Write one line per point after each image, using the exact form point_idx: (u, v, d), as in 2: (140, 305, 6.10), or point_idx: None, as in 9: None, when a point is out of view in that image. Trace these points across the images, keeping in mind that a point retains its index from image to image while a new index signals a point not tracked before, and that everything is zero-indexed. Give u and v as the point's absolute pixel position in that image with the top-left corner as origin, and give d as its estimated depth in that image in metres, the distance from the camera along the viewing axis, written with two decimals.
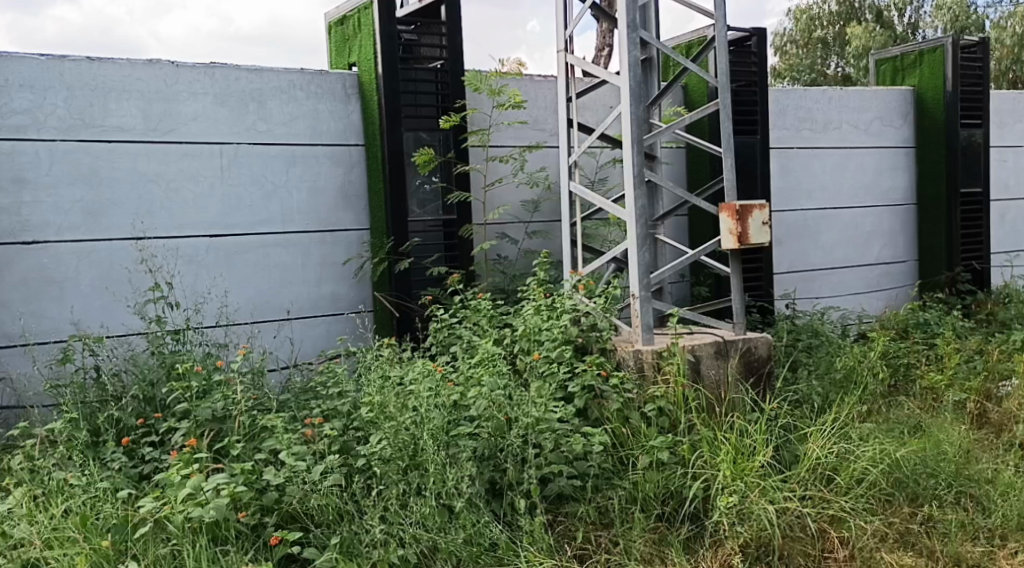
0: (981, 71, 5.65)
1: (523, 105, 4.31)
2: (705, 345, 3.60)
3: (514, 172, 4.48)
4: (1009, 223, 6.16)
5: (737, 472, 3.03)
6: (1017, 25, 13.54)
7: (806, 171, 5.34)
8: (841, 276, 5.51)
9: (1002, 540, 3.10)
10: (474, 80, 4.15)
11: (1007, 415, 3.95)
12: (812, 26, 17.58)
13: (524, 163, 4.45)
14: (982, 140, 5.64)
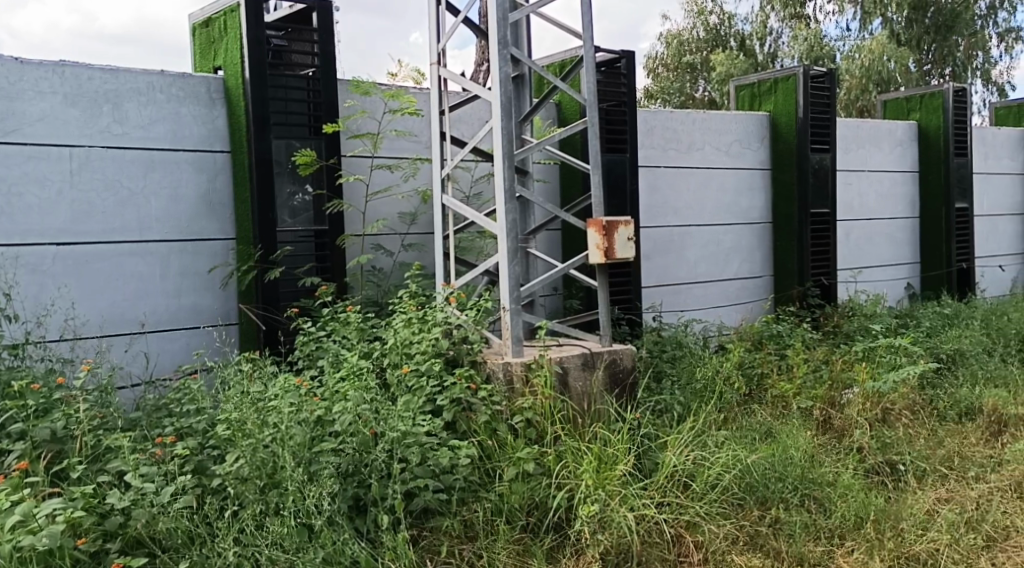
0: (829, 99, 6.05)
1: (416, 111, 4.31)
2: (573, 357, 3.65)
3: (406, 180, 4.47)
4: (853, 241, 6.62)
5: (599, 480, 3.11)
6: (864, 57, 14.60)
7: (672, 189, 5.54)
8: (703, 289, 5.75)
9: (842, 539, 3.30)
10: (363, 85, 4.17)
11: (848, 420, 4.22)
12: (681, 51, 18.39)
13: (416, 171, 4.46)
14: (831, 163, 6.02)
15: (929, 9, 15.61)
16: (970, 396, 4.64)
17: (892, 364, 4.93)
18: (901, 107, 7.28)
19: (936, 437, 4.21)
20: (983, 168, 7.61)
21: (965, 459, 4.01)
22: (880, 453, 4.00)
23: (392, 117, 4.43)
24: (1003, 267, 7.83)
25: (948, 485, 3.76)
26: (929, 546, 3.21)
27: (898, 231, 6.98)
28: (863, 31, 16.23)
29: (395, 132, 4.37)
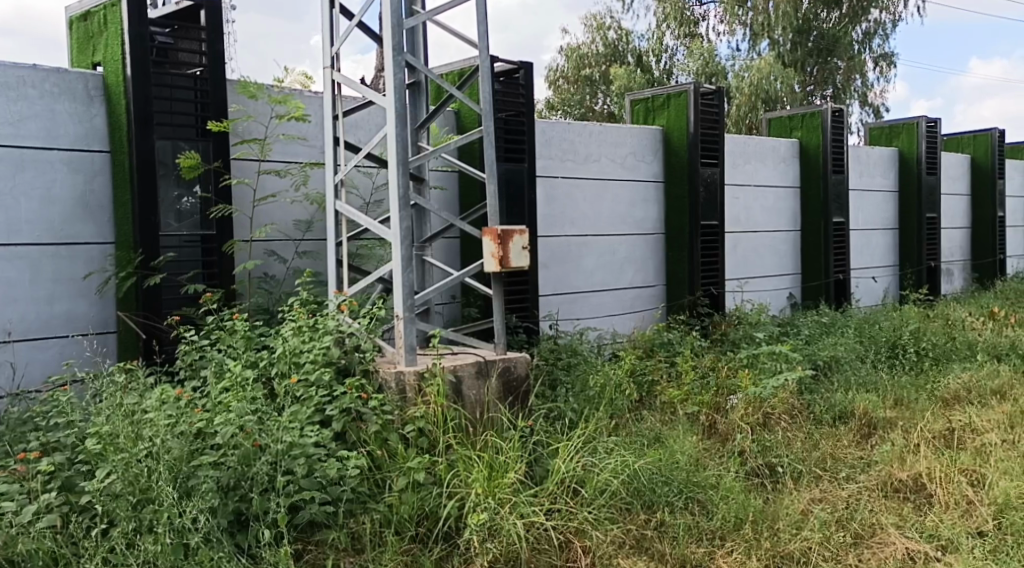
0: (719, 116, 6.26)
1: (305, 117, 4.24)
2: (467, 365, 3.62)
3: (295, 186, 4.39)
4: (740, 253, 6.87)
5: (489, 489, 3.14)
6: (753, 76, 15.23)
7: (568, 199, 5.63)
8: (599, 298, 5.85)
9: (723, 540, 3.40)
10: (250, 87, 4.07)
11: (732, 425, 4.38)
12: (580, 64, 18.73)
13: (306, 177, 4.39)
14: (719, 177, 6.22)
15: (812, 33, 16.56)
16: (843, 401, 4.89)
17: (773, 371, 5.14)
18: (784, 126, 7.61)
19: (812, 440, 4.41)
20: (858, 185, 8.04)
21: (837, 460, 4.22)
22: (760, 456, 4.17)
23: (282, 122, 4.33)
24: (876, 279, 8.28)
25: (821, 485, 3.95)
26: (802, 545, 3.36)
27: (781, 243, 7.29)
28: (752, 52, 16.95)
29: (285, 136, 4.28)
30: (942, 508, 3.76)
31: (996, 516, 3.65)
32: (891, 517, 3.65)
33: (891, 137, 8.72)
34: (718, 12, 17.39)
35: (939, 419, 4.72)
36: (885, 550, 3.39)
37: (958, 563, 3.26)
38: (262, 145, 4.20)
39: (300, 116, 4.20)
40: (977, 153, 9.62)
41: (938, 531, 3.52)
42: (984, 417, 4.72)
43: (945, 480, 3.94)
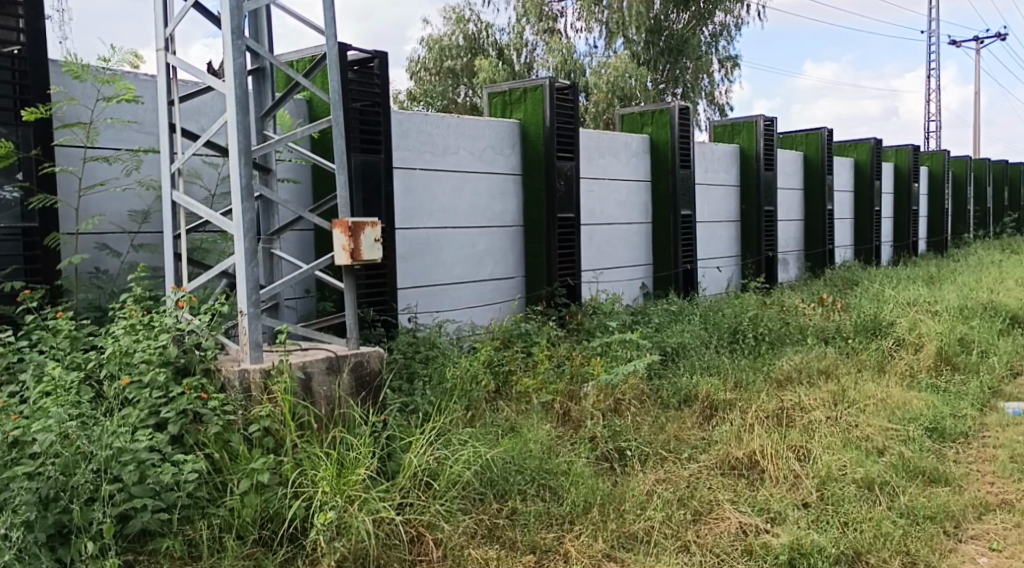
0: (574, 111, 6.36)
1: (136, 100, 3.99)
2: (316, 362, 3.49)
3: (127, 173, 4.14)
4: (594, 244, 7.04)
5: (337, 487, 3.06)
6: (610, 73, 15.69)
7: (426, 192, 5.59)
8: (458, 291, 5.85)
9: (572, 524, 3.49)
10: (75, 67, 3.80)
11: (584, 412, 4.48)
12: (442, 56, 18.68)
13: (138, 163, 4.14)
14: (574, 170, 6.34)
15: (662, 33, 17.31)
16: (687, 384, 5.10)
17: (622, 358, 5.30)
18: (636, 121, 7.83)
19: (658, 423, 4.58)
20: (702, 179, 8.41)
21: (681, 442, 4.41)
22: (610, 440, 4.28)
23: (109, 104, 4.05)
24: (720, 268, 8.71)
25: (665, 466, 4.12)
26: (645, 524, 3.49)
27: (633, 235, 7.53)
28: (608, 50, 17.46)
29: (114, 120, 4.01)
30: (772, 483, 4.01)
31: (819, 488, 3.93)
32: (727, 494, 3.85)
33: (734, 135, 9.14)
34: (575, 9, 17.79)
35: (772, 399, 5.02)
36: (720, 526, 3.58)
37: (785, 534, 3.48)
38: (89, 130, 3.91)
39: (131, 99, 3.95)
40: (809, 151, 10.27)
41: (768, 504, 3.75)
42: (811, 396, 5.07)
43: (775, 456, 4.20)
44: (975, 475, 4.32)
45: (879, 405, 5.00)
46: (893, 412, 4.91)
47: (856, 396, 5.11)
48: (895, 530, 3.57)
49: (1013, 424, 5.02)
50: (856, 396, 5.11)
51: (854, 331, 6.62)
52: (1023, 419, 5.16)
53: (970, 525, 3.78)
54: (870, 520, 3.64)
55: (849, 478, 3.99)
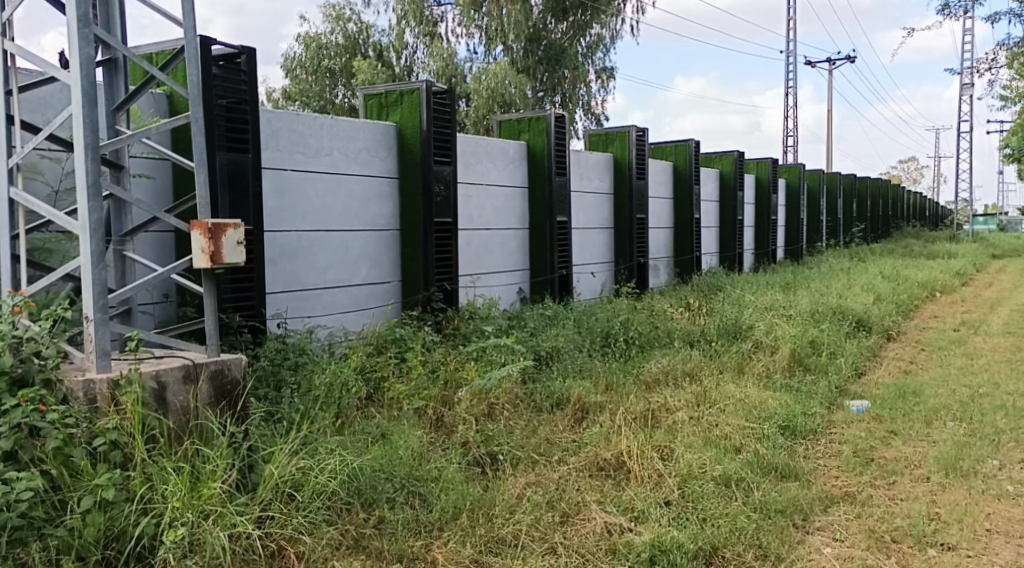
0: (450, 115, 6.31)
1: None
2: (172, 370, 3.27)
3: None
4: (472, 250, 7.04)
5: (190, 502, 2.99)
6: (490, 79, 15.82)
7: (298, 194, 5.43)
8: (332, 295, 5.71)
9: (440, 531, 3.46)
10: None
11: (457, 417, 4.45)
12: (320, 55, 18.30)
13: None
14: (451, 174, 6.30)
15: (541, 42, 17.47)
16: (560, 388, 5.16)
17: (496, 363, 5.30)
18: (513, 128, 7.87)
19: (531, 426, 4.62)
20: (577, 187, 8.56)
21: (551, 444, 4.46)
22: (482, 445, 4.27)
23: None
24: (594, 274, 8.88)
25: (535, 470, 4.16)
26: (514, 528, 3.51)
27: (510, 240, 7.57)
28: (487, 56, 17.58)
29: None
30: (637, 482, 4.11)
31: (680, 486, 4.06)
32: (594, 494, 3.93)
33: (608, 144, 9.35)
34: (455, 14, 17.80)
35: (640, 401, 5.16)
36: (585, 526, 3.65)
37: (647, 532, 3.58)
38: None
39: None
40: (678, 161, 10.63)
41: (632, 503, 3.84)
42: (675, 397, 5.24)
43: (640, 456, 4.31)
44: (823, 470, 4.57)
45: (738, 405, 5.21)
46: (750, 411, 5.13)
47: (718, 397, 5.31)
48: (749, 524, 3.73)
49: (856, 421, 5.36)
50: (717, 398, 5.31)
51: (717, 335, 6.89)
52: (866, 416, 5.51)
53: (817, 518, 3.99)
54: (726, 516, 3.78)
55: (709, 476, 4.14)
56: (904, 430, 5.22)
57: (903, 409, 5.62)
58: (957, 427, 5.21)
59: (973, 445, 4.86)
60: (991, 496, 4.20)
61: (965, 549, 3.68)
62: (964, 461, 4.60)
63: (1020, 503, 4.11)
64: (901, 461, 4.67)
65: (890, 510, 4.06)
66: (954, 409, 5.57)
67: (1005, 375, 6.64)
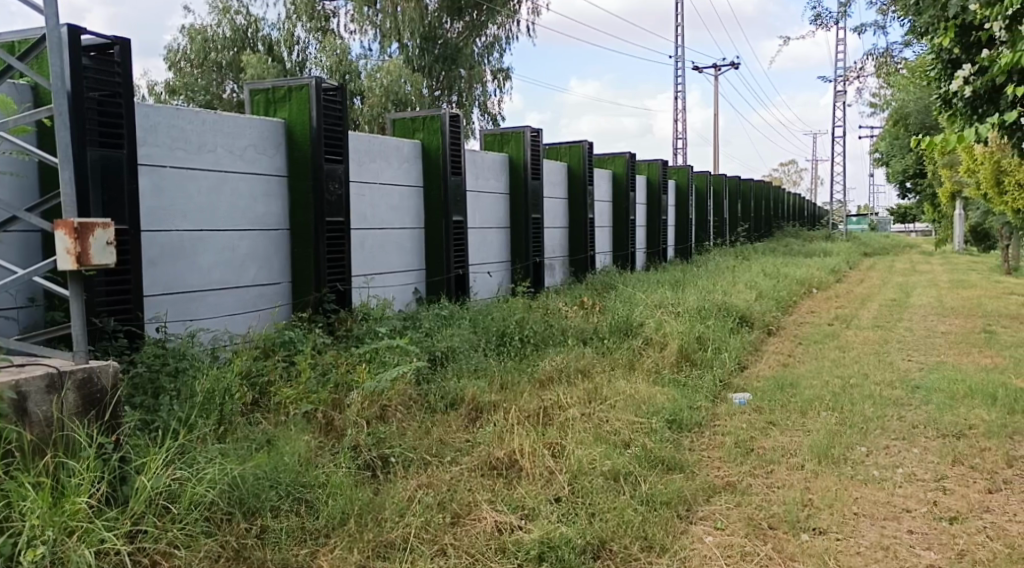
0: (342, 112, 6.17)
1: None
2: (34, 379, 3.06)
3: None
4: (365, 250, 6.93)
5: (55, 519, 2.90)
6: (384, 77, 15.68)
7: (180, 191, 5.21)
8: (217, 297, 5.51)
9: (327, 538, 3.41)
10: None
11: (348, 420, 4.36)
12: (206, 48, 17.65)
13: None
14: (343, 173, 6.16)
15: (436, 41, 17.40)
16: (454, 388, 5.12)
17: (389, 364, 5.22)
18: (407, 127, 7.78)
19: (423, 428, 4.57)
20: (473, 187, 8.55)
21: (444, 445, 4.43)
22: (373, 448, 4.21)
23: None
24: (490, 273, 8.88)
25: (428, 471, 4.13)
26: (403, 531, 3.47)
27: (405, 240, 7.49)
28: (381, 53, 17.39)
29: None
30: (529, 480, 4.13)
31: (571, 482, 4.10)
32: (485, 494, 3.93)
33: (503, 144, 9.37)
34: (348, 10, 17.55)
35: (534, 398, 5.20)
36: (476, 526, 3.65)
37: (537, 529, 3.61)
38: None
39: None
40: (572, 162, 10.77)
41: (523, 501, 3.86)
42: (568, 395, 5.30)
43: (532, 454, 4.33)
44: (707, 461, 4.72)
45: (628, 400, 5.32)
46: (639, 406, 5.25)
47: (609, 393, 5.41)
48: (636, 517, 3.82)
49: (738, 413, 5.57)
50: (608, 394, 5.41)
51: (609, 332, 7.01)
52: (748, 409, 5.73)
53: (700, 507, 4.11)
54: (614, 510, 3.86)
55: (598, 471, 4.19)
56: (782, 420, 5.45)
57: (781, 400, 5.86)
58: (829, 417, 5.48)
59: (844, 434, 5.12)
60: (859, 481, 4.43)
61: (834, 533, 3.86)
62: (836, 448, 4.84)
63: (884, 486, 4.35)
64: (779, 450, 4.87)
65: (768, 497, 4.23)
66: (828, 400, 5.86)
67: (873, 366, 7.03)
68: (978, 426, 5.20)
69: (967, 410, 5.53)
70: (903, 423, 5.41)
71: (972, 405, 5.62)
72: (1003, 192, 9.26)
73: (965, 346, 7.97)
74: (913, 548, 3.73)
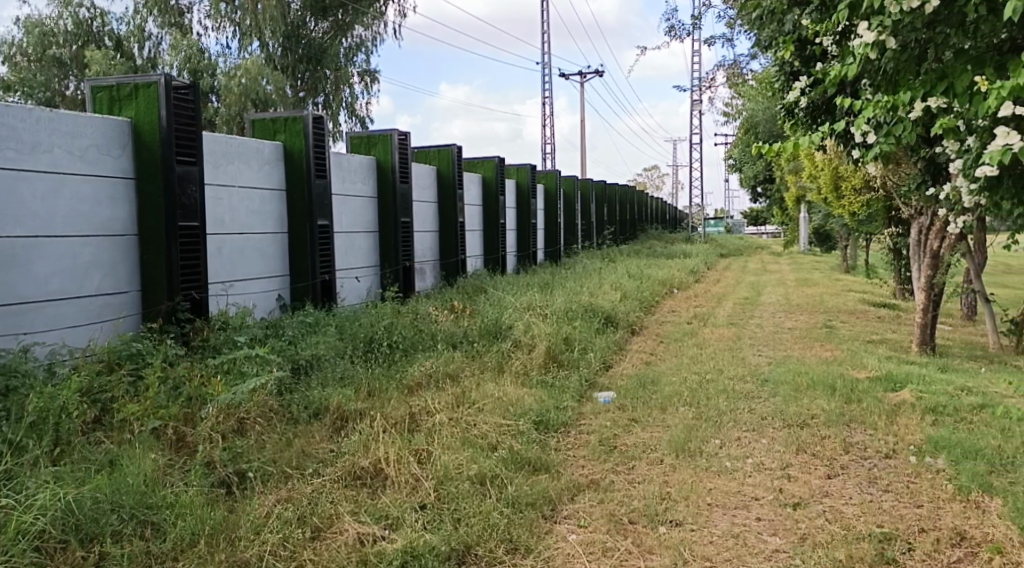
0: (194, 111, 5.89)
1: None
2: None
3: None
4: (223, 255, 6.66)
5: None
6: (243, 76, 15.21)
7: (12, 195, 4.85)
8: (56, 308, 5.14)
9: (175, 561, 3.26)
10: None
11: (200, 436, 4.16)
12: (45, 42, 16.49)
13: None
14: (196, 175, 5.87)
15: (300, 40, 17.10)
16: (318, 397, 4.97)
17: (248, 375, 4.99)
18: (267, 128, 7.51)
19: (284, 440, 4.42)
20: (338, 190, 8.36)
21: (307, 456, 4.30)
22: (230, 464, 4.04)
23: None
24: (358, 278, 8.71)
25: (288, 485, 4.00)
26: (258, 550, 3.36)
27: (266, 245, 7.23)
28: (240, 51, 16.79)
29: None
30: (394, 489, 4.07)
31: (436, 488, 4.07)
32: (347, 505, 3.84)
33: (369, 146, 9.21)
34: (204, 6, 16.88)
35: (401, 405, 5.13)
36: (337, 539, 3.57)
37: (400, 539, 3.57)
38: None
39: None
40: (441, 165, 10.74)
41: (387, 511, 3.80)
42: (436, 400, 5.26)
43: (398, 461, 4.27)
44: (573, 460, 4.81)
45: (496, 403, 5.34)
46: (507, 408, 5.28)
47: (477, 397, 5.41)
48: (501, 520, 3.83)
49: (603, 412, 5.70)
50: (476, 398, 5.40)
51: (478, 335, 7.03)
52: (611, 407, 5.87)
53: (564, 506, 4.17)
54: (479, 514, 3.85)
55: (464, 476, 4.17)
56: (644, 417, 5.62)
57: (644, 398, 6.04)
58: (687, 412, 5.69)
59: (700, 428, 5.33)
60: (712, 472, 4.62)
61: (689, 524, 4.01)
62: (692, 442, 5.03)
63: (736, 477, 4.55)
64: (640, 447, 5.02)
65: (629, 493, 4.35)
66: (686, 395, 6.08)
67: (727, 361, 7.36)
68: (819, 415, 5.54)
69: (810, 400, 5.88)
70: (754, 415, 5.68)
71: (814, 396, 5.99)
72: (840, 196, 9.91)
73: (809, 340, 8.49)
74: (761, 534, 3.91)
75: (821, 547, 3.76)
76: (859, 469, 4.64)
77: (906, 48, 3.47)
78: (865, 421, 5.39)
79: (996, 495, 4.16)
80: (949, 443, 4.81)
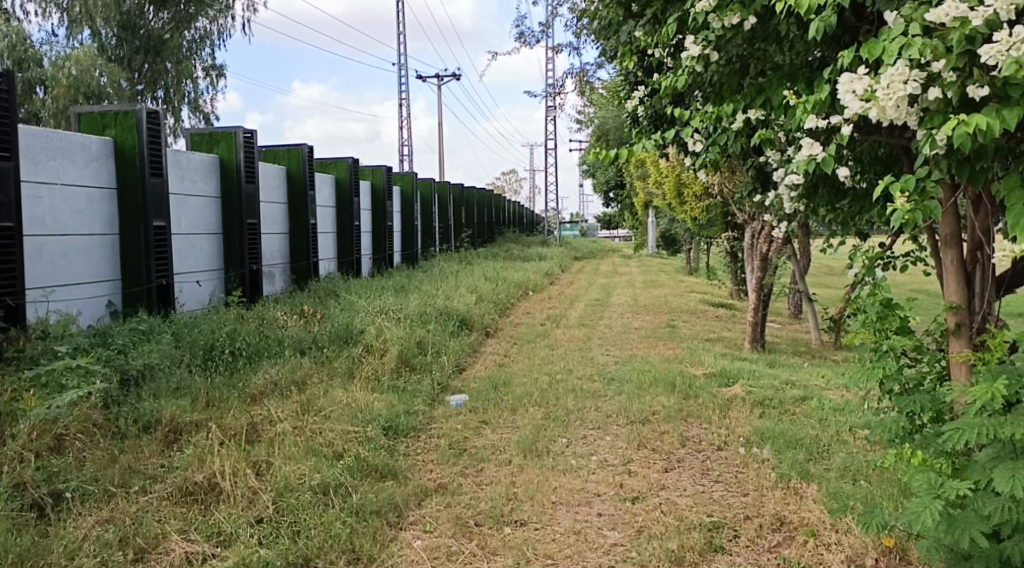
0: (9, 102, 5.42)
1: None
2: None
3: None
4: (43, 259, 6.19)
5: None
6: (72, 66, 14.23)
7: None
8: None
9: None
10: None
11: (9, 455, 3.84)
12: None
13: None
14: (12, 172, 5.41)
15: (137, 31, 16.14)
16: (149, 409, 4.67)
17: (69, 387, 4.62)
18: (95, 122, 7.03)
19: (109, 455, 4.14)
20: (177, 189, 7.94)
21: (134, 472, 4.05)
22: (43, 484, 3.75)
23: None
24: (199, 282, 8.29)
25: (111, 504, 3.76)
26: None
27: (94, 247, 6.77)
28: (70, 40, 15.65)
29: None
30: (229, 503, 3.89)
31: (275, 500, 3.91)
32: (176, 522, 3.65)
33: (212, 145, 8.83)
34: None
35: (242, 415, 4.92)
36: (162, 561, 3.41)
37: (232, 556, 3.44)
38: None
39: None
40: (291, 166, 10.43)
41: (219, 527, 3.65)
42: (280, 408, 5.09)
43: (234, 474, 4.07)
44: (421, 464, 4.77)
45: (343, 409, 5.22)
46: (355, 415, 5.16)
47: (324, 404, 5.27)
48: (343, 530, 3.73)
49: (454, 415, 5.69)
50: (322, 405, 5.26)
51: (328, 341, 6.84)
52: (462, 410, 5.86)
53: (410, 513, 4.13)
54: (320, 525, 3.74)
55: (306, 486, 4.04)
56: (494, 419, 5.65)
57: (494, 399, 6.09)
58: (535, 412, 5.77)
59: (548, 427, 5.41)
60: (558, 471, 4.69)
61: (533, 523, 4.06)
62: (540, 442, 5.10)
63: (580, 474, 4.65)
64: (489, 448, 5.04)
65: (476, 495, 4.35)
66: (535, 396, 6.17)
67: (575, 361, 7.53)
68: (659, 412, 5.75)
69: (652, 397, 6.10)
70: (600, 413, 5.84)
71: (656, 393, 6.21)
72: (683, 202, 10.37)
73: (653, 339, 8.82)
74: (600, 529, 4.01)
75: (656, 538, 3.89)
76: (693, 462, 4.85)
77: (730, 62, 3.66)
78: (701, 416, 5.64)
79: (813, 480, 4.45)
80: (775, 434, 5.11)
